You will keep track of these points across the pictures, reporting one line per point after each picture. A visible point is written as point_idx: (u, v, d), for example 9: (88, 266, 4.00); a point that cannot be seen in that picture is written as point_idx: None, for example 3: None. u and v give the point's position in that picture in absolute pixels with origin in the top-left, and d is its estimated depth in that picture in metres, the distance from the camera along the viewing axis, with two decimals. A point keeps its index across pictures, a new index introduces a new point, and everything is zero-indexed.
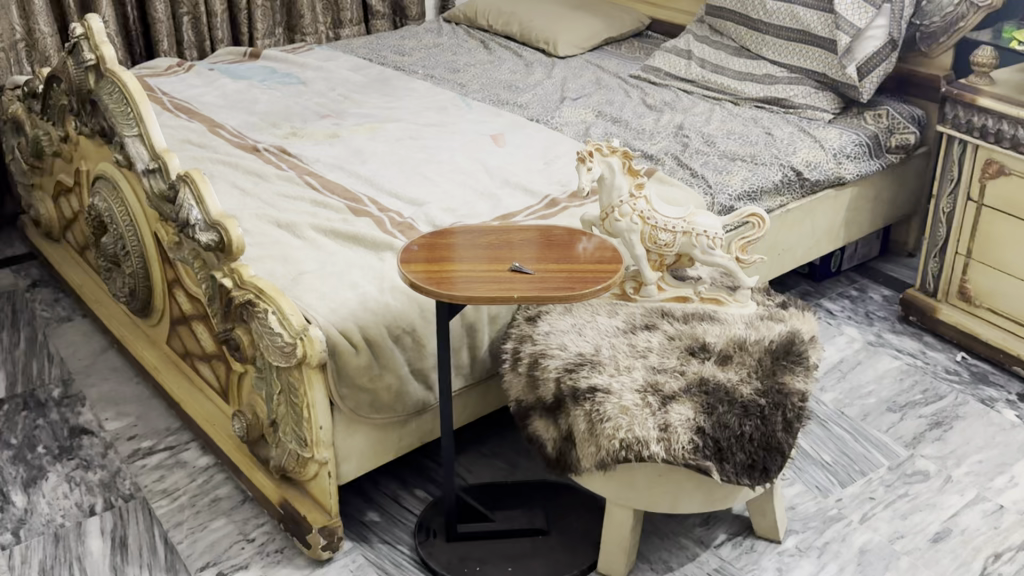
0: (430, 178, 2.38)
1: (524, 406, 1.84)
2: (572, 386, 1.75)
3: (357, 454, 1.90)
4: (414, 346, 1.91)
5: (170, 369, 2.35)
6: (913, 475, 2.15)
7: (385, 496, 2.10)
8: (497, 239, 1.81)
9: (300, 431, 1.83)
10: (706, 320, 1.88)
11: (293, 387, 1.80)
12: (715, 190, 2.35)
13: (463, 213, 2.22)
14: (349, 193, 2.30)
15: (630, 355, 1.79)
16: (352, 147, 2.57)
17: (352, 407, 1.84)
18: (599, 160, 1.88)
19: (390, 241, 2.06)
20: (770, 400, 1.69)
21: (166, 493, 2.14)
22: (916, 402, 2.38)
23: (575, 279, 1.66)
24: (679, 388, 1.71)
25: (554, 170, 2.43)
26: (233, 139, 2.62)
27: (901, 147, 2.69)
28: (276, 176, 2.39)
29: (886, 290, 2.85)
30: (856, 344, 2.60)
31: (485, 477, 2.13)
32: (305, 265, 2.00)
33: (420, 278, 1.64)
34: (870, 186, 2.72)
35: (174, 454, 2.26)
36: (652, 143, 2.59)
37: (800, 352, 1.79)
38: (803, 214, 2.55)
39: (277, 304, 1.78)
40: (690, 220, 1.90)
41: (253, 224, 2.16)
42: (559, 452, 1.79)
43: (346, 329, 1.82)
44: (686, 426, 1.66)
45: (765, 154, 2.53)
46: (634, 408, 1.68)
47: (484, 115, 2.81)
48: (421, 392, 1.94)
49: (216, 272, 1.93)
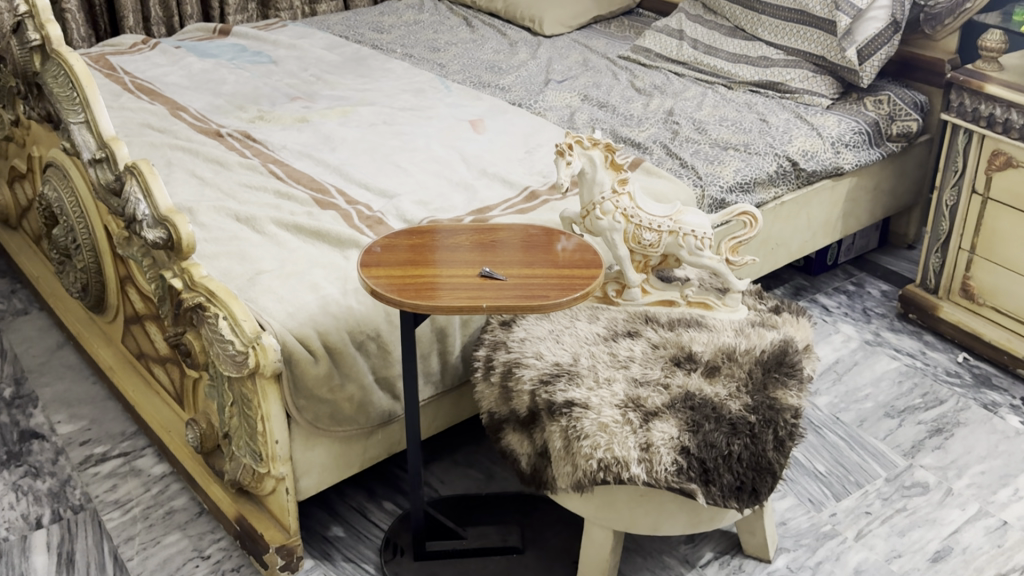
0: (402, 167, 2.23)
1: (497, 418, 1.72)
2: (547, 399, 1.62)
3: (319, 467, 1.77)
4: (379, 352, 1.78)
5: (125, 370, 2.22)
6: (912, 488, 2.02)
7: (351, 509, 1.97)
8: (468, 239, 1.66)
9: (255, 445, 1.70)
10: (692, 326, 1.75)
11: (247, 398, 1.66)
12: (706, 182, 2.21)
13: (436, 206, 2.07)
14: (315, 183, 2.16)
15: (611, 366, 1.66)
16: (321, 132, 2.42)
17: (311, 419, 1.70)
18: (579, 153, 1.73)
19: (357, 237, 1.92)
20: (761, 417, 1.56)
21: (118, 504, 2.01)
22: (916, 407, 2.26)
23: (551, 286, 1.52)
24: (663, 403, 1.58)
25: (535, 159, 2.28)
26: (195, 123, 2.47)
27: (902, 135, 2.56)
28: (238, 164, 2.24)
29: (884, 285, 2.72)
30: (853, 343, 2.47)
31: (458, 489, 2.00)
32: (263, 264, 1.86)
33: (382, 284, 1.50)
34: (870, 176, 2.58)
35: (129, 461, 2.12)
36: (640, 131, 2.44)
37: (793, 363, 1.65)
38: (798, 206, 2.42)
39: (228, 309, 1.65)
40: (677, 218, 1.76)
41: (210, 217, 2.02)
42: (534, 468, 1.67)
43: (304, 336, 1.68)
44: (669, 446, 1.53)
45: (759, 142, 2.39)
46: (614, 425, 1.55)
47: (463, 99, 2.65)
48: (386, 401, 1.81)
49: (166, 271, 1.80)
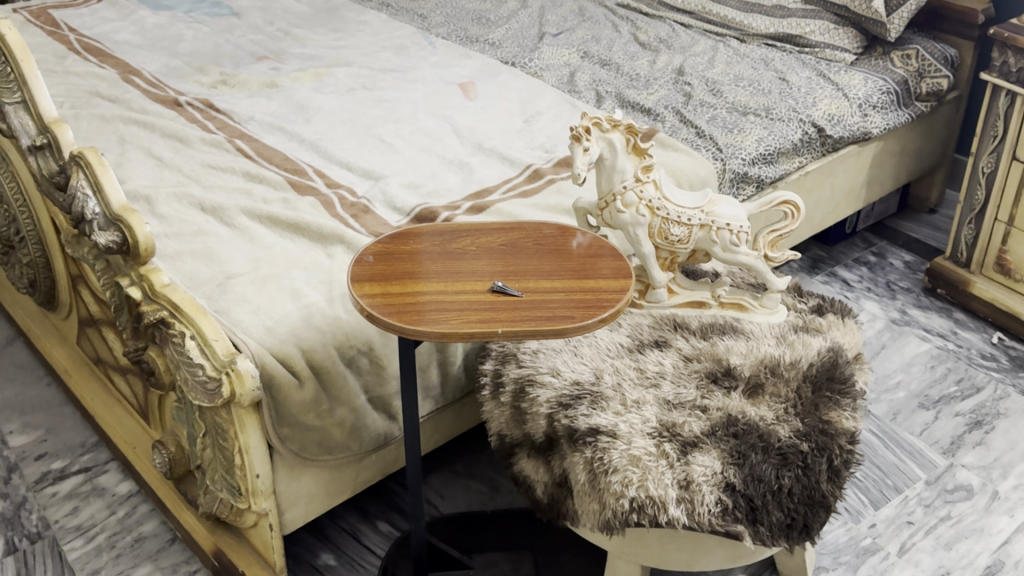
0: (387, 142, 1.98)
1: (509, 442, 1.52)
2: (568, 424, 1.42)
3: (306, 497, 1.56)
4: (372, 368, 1.55)
5: (82, 374, 1.99)
6: (954, 493, 1.85)
7: (342, 532, 1.77)
8: (473, 242, 1.43)
9: (232, 478, 1.49)
10: (727, 333, 1.54)
11: (221, 428, 1.45)
12: (726, 155, 1.99)
13: (429, 189, 1.84)
14: (289, 163, 1.91)
15: (639, 385, 1.46)
16: (293, 99, 2.16)
17: (296, 449, 1.49)
18: (597, 136, 1.50)
19: (340, 230, 1.69)
20: (813, 444, 1.37)
21: (80, 531, 1.80)
22: (951, 396, 2.08)
23: (573, 304, 1.29)
24: (702, 430, 1.38)
25: (534, 130, 2.05)
26: (151, 90, 2.20)
27: (932, 94, 2.34)
28: (200, 141, 1.99)
29: (907, 255, 2.53)
30: (879, 322, 2.29)
31: (461, 505, 1.81)
32: (234, 265, 1.62)
33: (378, 307, 1.27)
34: (897, 139, 2.36)
35: (90, 479, 1.90)
36: (649, 93, 2.22)
37: (845, 377, 1.46)
38: (822, 175, 2.20)
39: (197, 326, 1.43)
40: (709, 210, 1.54)
41: (170, 207, 1.77)
42: (552, 498, 1.47)
43: (286, 355, 1.46)
44: (712, 483, 1.33)
45: (781, 106, 2.17)
46: (647, 458, 1.35)
47: (450, 57, 2.39)
48: (381, 422, 1.59)
49: (123, 277, 1.57)
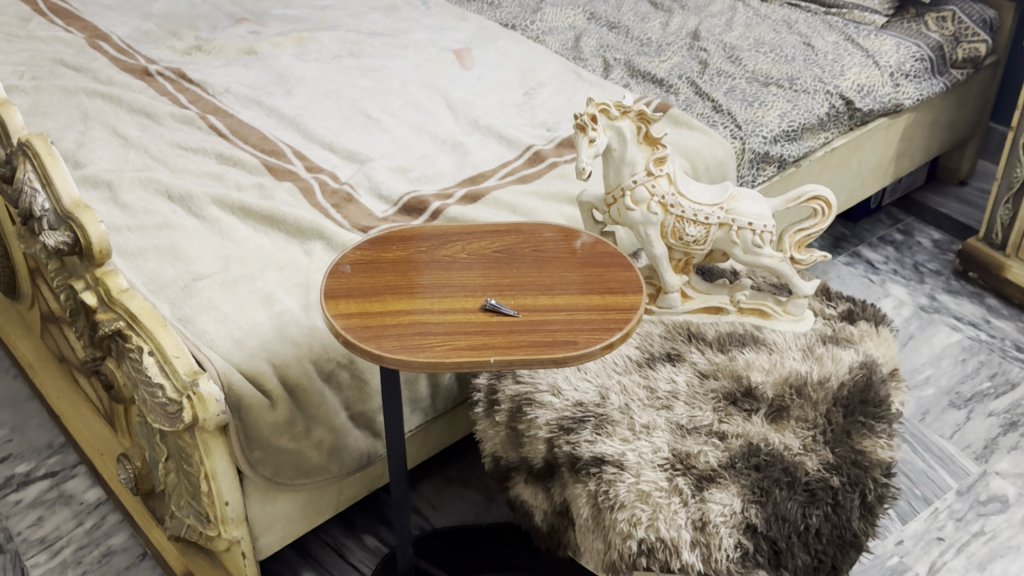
0: (374, 119, 1.81)
1: (504, 465, 1.37)
2: (570, 452, 1.27)
3: (282, 521, 1.43)
4: (353, 383, 1.41)
5: (47, 370, 1.84)
6: (988, 505, 1.71)
7: (326, 548, 1.64)
8: (465, 248, 1.27)
9: (199, 504, 1.34)
10: (748, 345, 1.40)
11: (185, 453, 1.30)
12: (745, 133, 1.82)
13: (419, 173, 1.68)
14: (266, 143, 1.75)
15: (648, 407, 1.31)
16: (273, 68, 1.98)
17: (269, 474, 1.34)
18: (604, 125, 1.33)
19: (319, 224, 1.53)
20: (844, 479, 1.23)
21: (45, 544, 1.67)
22: (984, 394, 1.93)
23: (576, 325, 1.14)
24: (720, 462, 1.23)
25: (536, 104, 1.87)
26: (119, 57, 2.02)
27: (969, 61, 2.14)
28: (170, 117, 1.82)
29: (936, 233, 2.37)
30: (905, 309, 2.13)
31: (454, 517, 1.68)
32: (201, 265, 1.46)
33: (355, 330, 1.11)
34: (929, 109, 2.17)
35: (56, 485, 1.77)
36: (661, 61, 2.04)
37: (879, 399, 1.32)
38: (849, 151, 2.02)
39: (155, 340, 1.26)
40: (729, 207, 1.37)
41: (134, 195, 1.61)
42: (551, 527, 1.33)
43: (257, 372, 1.31)
44: (731, 524, 1.18)
45: (805, 75, 1.98)
46: (658, 495, 1.20)
47: (444, 19, 2.21)
48: (364, 440, 1.45)
49: (77, 279, 1.41)
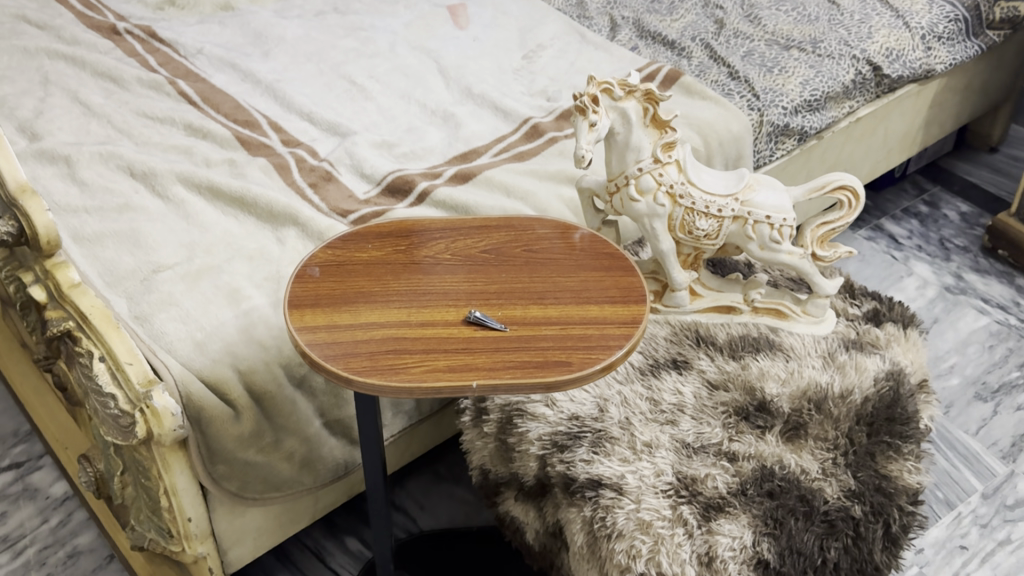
0: (358, 85, 1.67)
1: (494, 479, 1.26)
2: (564, 472, 1.15)
3: (253, 534, 1.32)
4: (329, 389, 1.29)
5: (11, 354, 1.73)
6: (1015, 510, 1.59)
7: (305, 551, 1.54)
8: (449, 248, 1.14)
9: (159, 520, 1.23)
10: (762, 351, 1.27)
11: (142, 467, 1.18)
12: (764, 103, 1.66)
13: (404, 150, 1.54)
14: (240, 112, 1.60)
15: (651, 422, 1.18)
16: (251, 27, 1.83)
17: (235, 488, 1.23)
18: (607, 107, 1.18)
19: (294, 208, 1.39)
20: (867, 507, 1.11)
21: (7, 543, 1.56)
22: (1013, 385, 1.80)
23: (572, 342, 1.01)
24: (729, 489, 1.10)
25: (535, 70, 1.73)
26: (85, 13, 1.86)
27: (1007, 21, 1.95)
28: (137, 81, 1.67)
29: (963, 205, 2.22)
30: (930, 290, 1.99)
31: (441, 517, 1.57)
32: (162, 254, 1.33)
33: (321, 346, 0.98)
34: (962, 74, 2.00)
35: (21, 478, 1.67)
36: (673, 20, 1.88)
37: (906, 416, 1.20)
38: (875, 120, 1.86)
39: (106, 345, 1.13)
40: (744, 198, 1.23)
41: (93, 171, 1.46)
42: (543, 548, 1.22)
43: (221, 379, 1.19)
44: (741, 560, 1.06)
45: (829, 37, 1.81)
46: (660, 525, 1.07)
47: None
48: (340, 449, 1.34)
49: (26, 271, 1.27)
